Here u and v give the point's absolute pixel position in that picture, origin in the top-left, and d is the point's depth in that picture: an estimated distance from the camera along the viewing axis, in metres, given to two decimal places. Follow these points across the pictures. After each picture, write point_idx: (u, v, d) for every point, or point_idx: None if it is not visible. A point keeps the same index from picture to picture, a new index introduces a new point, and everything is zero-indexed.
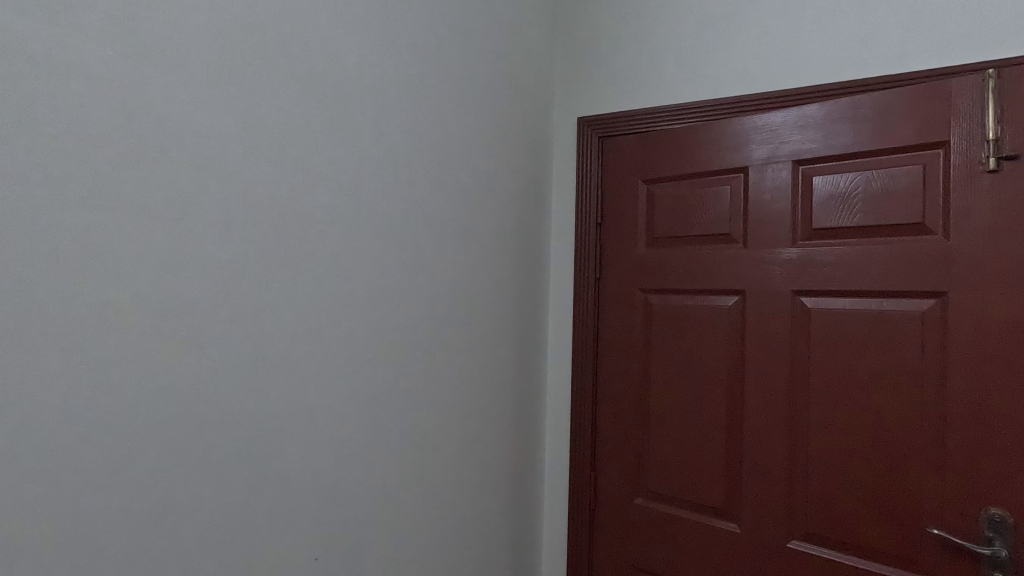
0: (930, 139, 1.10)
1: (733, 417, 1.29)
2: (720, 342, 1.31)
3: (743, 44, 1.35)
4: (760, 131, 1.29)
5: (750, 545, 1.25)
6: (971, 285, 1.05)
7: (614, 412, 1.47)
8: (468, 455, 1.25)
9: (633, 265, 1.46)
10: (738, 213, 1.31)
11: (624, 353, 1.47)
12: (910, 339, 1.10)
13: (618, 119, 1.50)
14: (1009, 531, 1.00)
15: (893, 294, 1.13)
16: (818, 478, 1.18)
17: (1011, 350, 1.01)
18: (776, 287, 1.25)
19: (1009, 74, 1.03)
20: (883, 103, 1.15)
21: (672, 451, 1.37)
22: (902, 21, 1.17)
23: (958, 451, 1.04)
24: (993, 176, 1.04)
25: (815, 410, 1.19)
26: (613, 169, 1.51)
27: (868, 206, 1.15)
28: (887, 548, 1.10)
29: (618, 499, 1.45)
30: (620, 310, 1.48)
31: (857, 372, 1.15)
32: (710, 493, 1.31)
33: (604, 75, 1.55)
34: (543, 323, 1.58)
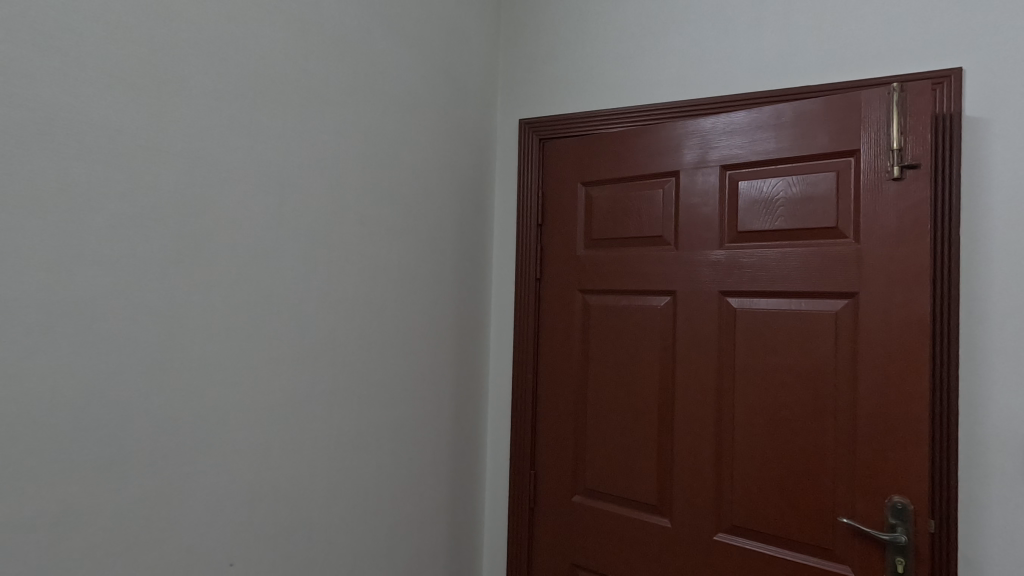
0: (843, 148, 1.14)
1: (664, 415, 1.33)
2: (652, 342, 1.35)
3: (677, 50, 1.39)
4: (691, 136, 1.32)
5: (680, 539, 1.29)
6: (879, 285, 1.10)
7: (554, 411, 1.50)
8: (405, 458, 1.26)
9: (572, 266, 1.48)
10: (670, 215, 1.35)
11: (564, 352, 1.49)
12: (825, 337, 1.15)
13: (558, 122, 1.53)
14: (909, 518, 1.05)
15: (810, 294, 1.17)
16: (742, 472, 1.22)
17: (915, 348, 1.06)
18: (704, 287, 1.29)
19: (911, 88, 1.08)
20: (801, 112, 1.19)
21: (609, 450, 1.40)
22: (818, 35, 1.24)
23: (866, 443, 1.10)
24: (897, 184, 1.09)
25: (739, 407, 1.23)
26: (553, 171, 1.53)
27: (788, 210, 1.20)
28: (804, 538, 1.15)
29: (558, 495, 1.48)
30: (559, 310, 1.50)
31: (776, 370, 1.20)
32: (643, 488, 1.34)
33: (546, 77, 1.56)
34: (485, 325, 1.60)
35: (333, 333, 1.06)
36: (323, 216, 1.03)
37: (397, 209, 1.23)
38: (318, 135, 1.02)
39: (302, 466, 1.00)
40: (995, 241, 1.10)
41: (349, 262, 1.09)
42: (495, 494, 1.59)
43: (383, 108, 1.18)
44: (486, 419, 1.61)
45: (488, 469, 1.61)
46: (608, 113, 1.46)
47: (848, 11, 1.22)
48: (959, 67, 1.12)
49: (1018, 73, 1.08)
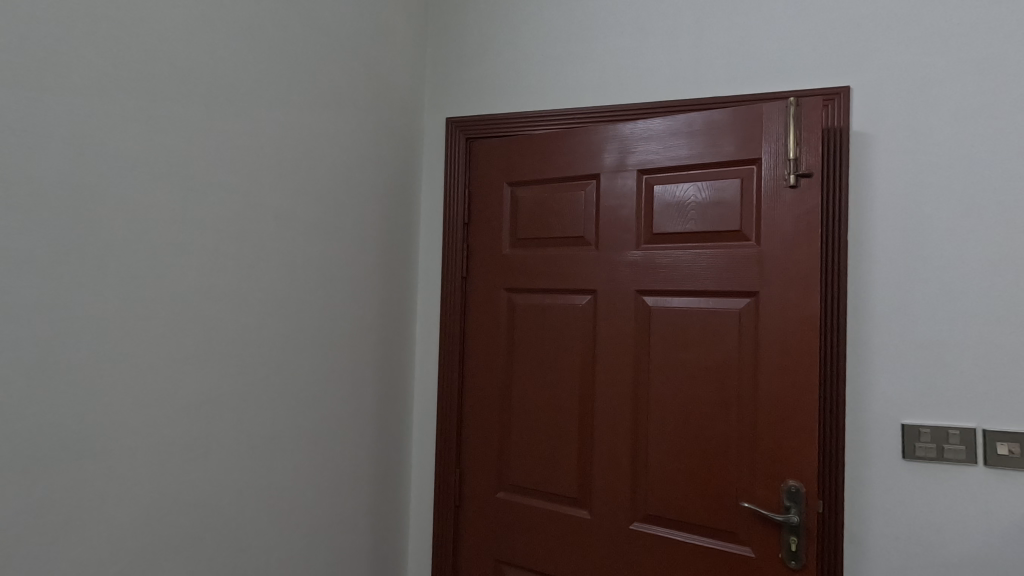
0: (747, 156, 1.22)
1: (586, 410, 1.37)
2: (575, 340, 1.39)
3: (600, 56, 1.43)
4: (611, 140, 1.36)
5: (599, 529, 1.33)
6: (778, 285, 1.18)
7: (480, 409, 1.51)
8: (324, 460, 1.23)
9: (498, 265, 1.50)
10: (592, 217, 1.39)
11: (489, 351, 1.50)
12: (730, 334, 1.22)
13: (485, 122, 1.54)
14: (802, 500, 1.13)
15: (719, 293, 1.24)
16: (657, 463, 1.28)
17: (808, 343, 1.15)
18: (623, 286, 1.34)
19: (806, 103, 1.17)
20: (711, 121, 1.25)
21: (533, 445, 1.43)
22: (728, 49, 1.32)
23: (765, 432, 1.18)
24: (793, 192, 1.17)
25: (654, 401, 1.29)
26: (480, 170, 1.54)
27: (699, 213, 1.27)
28: (711, 523, 1.22)
29: (482, 493, 1.49)
30: (485, 309, 1.51)
31: (688, 365, 1.26)
32: (565, 482, 1.38)
33: (474, 76, 1.57)
34: (410, 323, 1.58)
35: (244, 333, 1.02)
36: (234, 210, 0.99)
37: (316, 204, 1.19)
38: (228, 125, 0.97)
39: (209, 471, 0.95)
40: (877, 246, 1.21)
41: (262, 258, 1.05)
42: (420, 494, 1.59)
43: (301, 101, 1.14)
44: (412, 418, 1.60)
45: (413, 469, 1.60)
46: (533, 115, 1.49)
47: (754, 28, 1.30)
48: (847, 86, 1.23)
49: (897, 94, 1.20)
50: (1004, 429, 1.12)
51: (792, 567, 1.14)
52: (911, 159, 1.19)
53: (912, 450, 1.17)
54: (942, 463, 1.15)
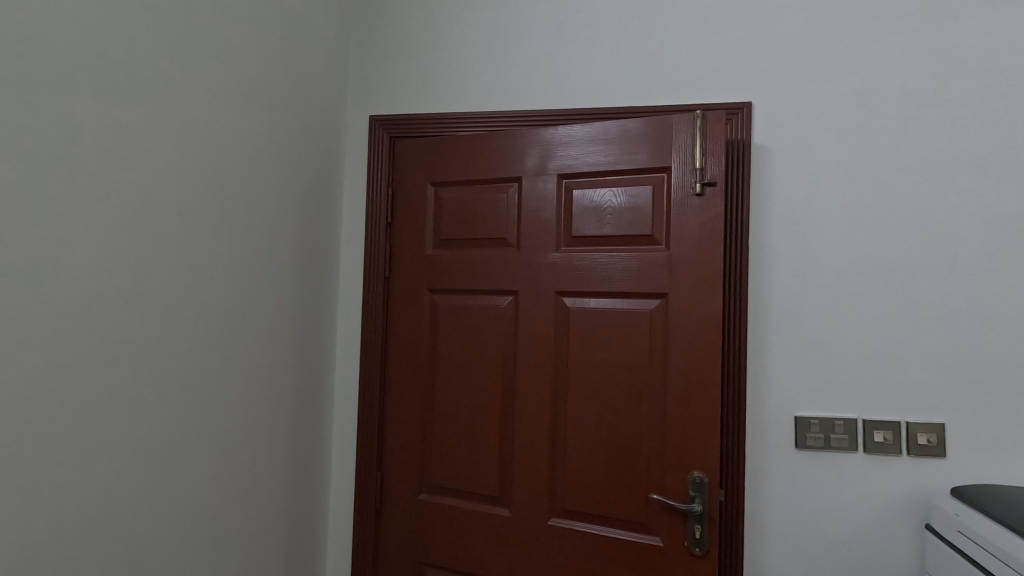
0: (659, 165, 1.28)
1: (506, 409, 1.39)
2: (496, 340, 1.41)
3: (523, 61, 1.46)
4: (533, 144, 1.39)
5: (518, 527, 1.36)
6: (685, 287, 1.25)
7: (402, 411, 1.49)
8: (233, 467, 1.18)
9: (421, 265, 1.49)
10: (513, 219, 1.41)
11: (412, 352, 1.49)
12: (643, 334, 1.28)
13: (409, 121, 1.53)
14: (705, 490, 1.20)
15: (632, 295, 1.30)
16: (574, 460, 1.32)
17: (711, 342, 1.22)
18: (543, 287, 1.37)
19: (711, 116, 1.25)
20: (626, 130, 1.31)
21: (454, 446, 1.43)
22: (643, 62, 1.38)
23: (673, 427, 1.24)
24: (699, 200, 1.24)
25: (572, 399, 1.33)
26: (403, 169, 1.52)
27: (615, 218, 1.32)
28: (624, 516, 1.27)
29: (404, 496, 1.48)
30: (408, 310, 1.50)
31: (604, 364, 1.31)
32: (486, 481, 1.39)
33: (398, 75, 1.55)
34: (330, 325, 1.55)
35: (142, 334, 0.96)
36: (131, 205, 0.93)
37: (225, 200, 1.14)
38: (122, 113, 0.91)
39: (98, 483, 0.89)
40: (774, 251, 1.30)
41: (162, 256, 1.00)
42: (339, 499, 1.55)
43: (209, 91, 1.09)
44: (332, 421, 1.56)
45: (332, 474, 1.56)
46: (458, 116, 1.49)
47: (667, 43, 1.37)
48: (749, 102, 1.31)
49: (792, 111, 1.30)
50: (880, 418, 1.24)
51: (697, 554, 1.21)
52: (804, 172, 1.29)
53: (804, 440, 1.26)
54: (828, 452, 1.26)
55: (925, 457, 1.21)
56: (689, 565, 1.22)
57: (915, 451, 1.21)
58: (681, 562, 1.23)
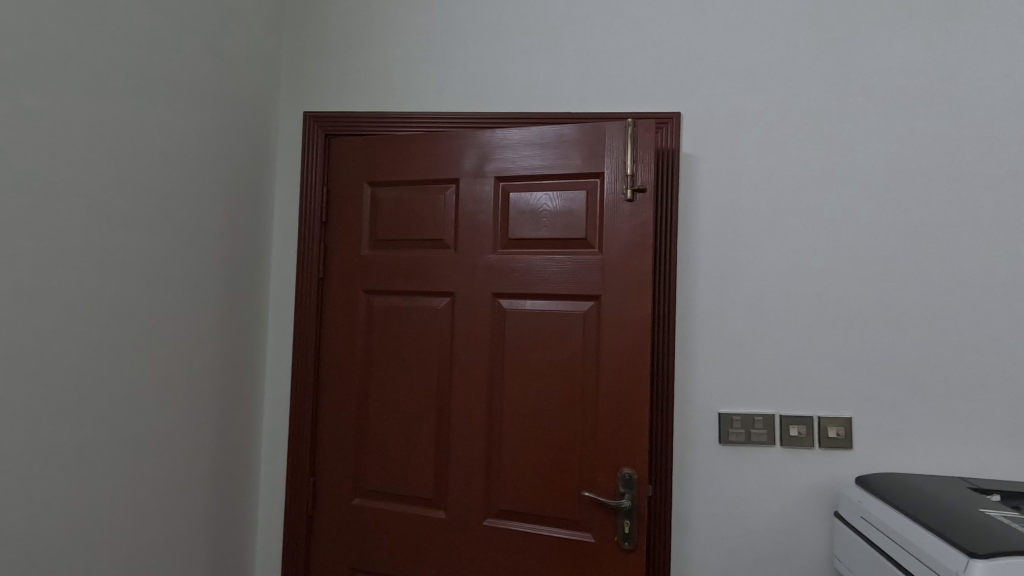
0: (592, 170, 1.31)
1: (442, 412, 1.39)
2: (432, 342, 1.40)
3: (462, 63, 1.46)
4: (471, 146, 1.39)
5: (453, 528, 1.35)
6: (616, 290, 1.29)
7: (336, 415, 1.46)
8: (149, 478, 1.12)
9: (356, 266, 1.46)
10: (451, 220, 1.41)
11: (347, 354, 1.46)
12: (576, 334, 1.31)
13: (345, 119, 1.50)
14: (634, 486, 1.25)
15: (566, 297, 1.33)
16: (509, 460, 1.33)
17: (640, 343, 1.27)
18: (480, 289, 1.37)
19: (641, 125, 1.29)
20: (561, 135, 1.33)
21: (389, 449, 1.41)
22: (579, 69, 1.41)
23: (605, 425, 1.27)
24: (630, 205, 1.29)
25: (508, 399, 1.34)
26: (338, 168, 1.49)
27: (551, 221, 1.34)
28: (557, 514, 1.29)
29: (336, 501, 1.45)
30: (342, 312, 1.47)
31: (538, 365, 1.33)
32: (421, 484, 1.38)
33: (334, 72, 1.52)
34: (260, 327, 1.49)
35: (44, 337, 0.90)
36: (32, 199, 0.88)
37: (142, 196, 1.08)
38: (23, 100, 0.86)
39: None
40: (700, 256, 1.36)
41: (68, 254, 0.94)
42: (269, 507, 1.50)
43: (124, 81, 1.03)
44: (262, 427, 1.51)
45: (261, 481, 1.51)
46: (396, 116, 1.48)
47: (602, 52, 1.41)
48: (678, 112, 1.37)
49: (718, 122, 1.36)
50: (795, 413, 1.32)
51: (626, 548, 1.25)
52: (728, 180, 1.36)
53: (726, 436, 1.33)
54: (748, 446, 1.33)
55: (834, 449, 1.30)
56: (618, 559, 1.26)
57: (825, 443, 1.29)
58: (612, 557, 1.26)
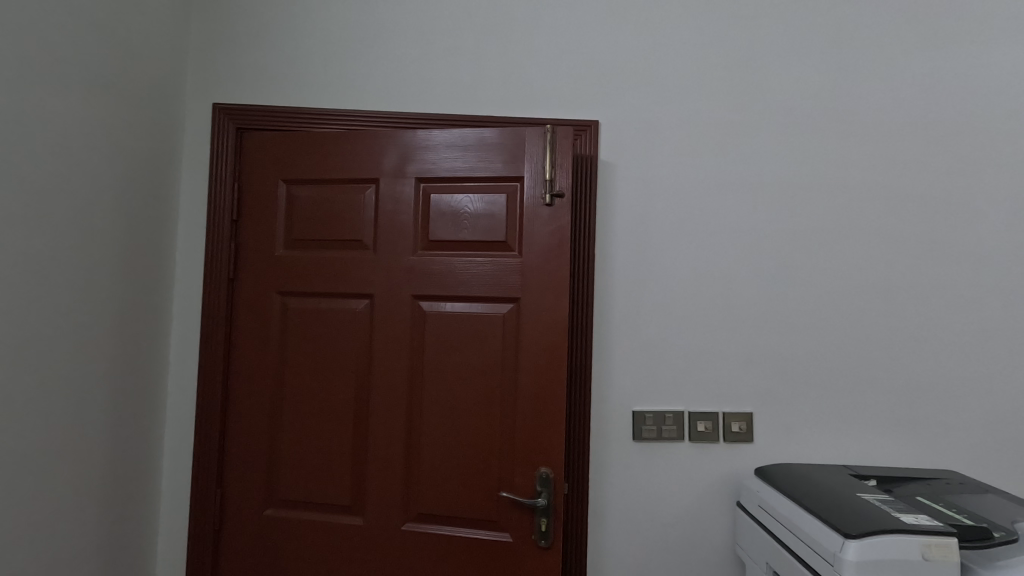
0: (512, 174, 1.33)
1: (361, 416, 1.36)
2: (350, 344, 1.37)
3: (383, 62, 1.44)
4: (392, 146, 1.37)
5: (371, 535, 1.33)
6: (535, 293, 1.31)
7: (246, 423, 1.39)
8: (26, 496, 1.02)
9: (269, 266, 1.40)
10: (371, 221, 1.38)
11: (259, 358, 1.40)
12: (496, 336, 1.32)
13: (258, 113, 1.44)
14: (551, 484, 1.27)
15: (486, 299, 1.33)
16: (429, 463, 1.32)
17: (558, 345, 1.30)
18: (400, 291, 1.36)
19: (559, 131, 1.32)
20: (482, 138, 1.34)
21: (303, 456, 1.36)
22: (501, 74, 1.43)
23: (523, 426, 1.29)
24: (549, 209, 1.31)
25: (427, 402, 1.33)
26: (250, 163, 1.42)
27: (473, 224, 1.34)
28: (477, 515, 1.30)
29: (246, 513, 1.38)
30: (254, 314, 1.40)
31: (458, 367, 1.33)
32: (338, 490, 1.34)
33: (246, 63, 1.45)
34: (162, 330, 1.40)
35: None
36: None
37: (18, 189, 0.99)
38: None
39: None
40: (616, 260, 1.41)
41: None
42: (171, 522, 1.41)
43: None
44: (163, 438, 1.42)
45: (163, 495, 1.41)
46: (313, 112, 1.43)
47: (523, 58, 1.43)
48: (596, 120, 1.41)
49: (633, 131, 1.42)
50: (702, 410, 1.39)
51: (542, 545, 1.27)
52: (642, 188, 1.41)
53: (640, 433, 1.38)
54: (660, 442, 1.39)
55: (736, 442, 1.38)
56: (536, 557, 1.28)
57: (728, 437, 1.38)
58: (529, 555, 1.28)
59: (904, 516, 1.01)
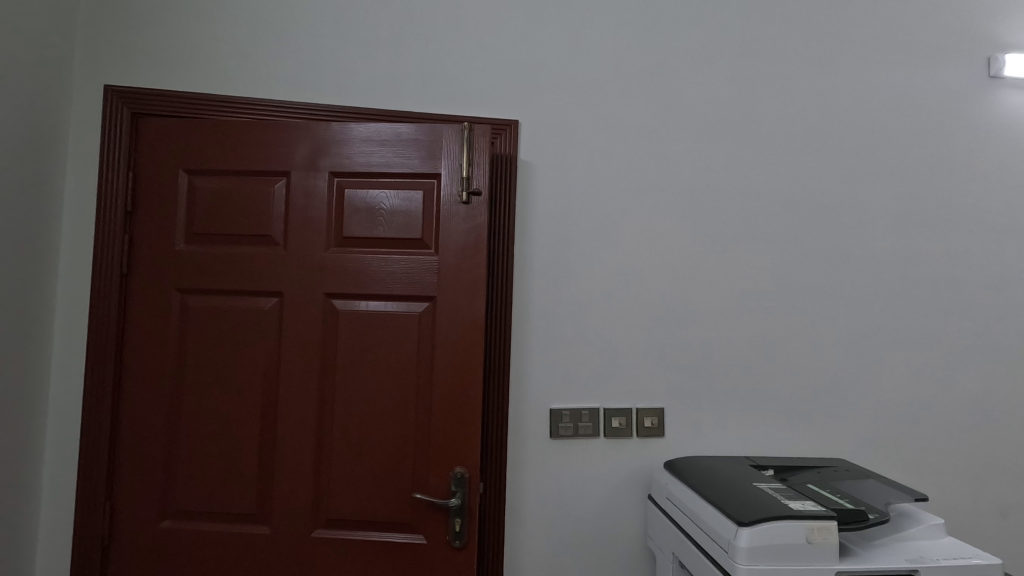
0: (429, 171, 1.31)
1: (268, 419, 1.29)
2: (258, 344, 1.30)
3: (296, 50, 1.38)
4: (305, 137, 1.32)
5: (278, 544, 1.27)
6: (451, 291, 1.30)
7: (139, 430, 1.29)
8: None
9: (167, 262, 1.31)
10: (280, 215, 1.32)
11: (154, 360, 1.30)
12: (410, 335, 1.30)
13: (156, 98, 1.34)
14: (465, 484, 1.27)
15: (402, 298, 1.31)
16: (341, 467, 1.28)
17: (473, 344, 1.29)
18: (311, 289, 1.31)
19: (477, 129, 1.31)
20: (399, 133, 1.31)
21: (205, 463, 1.28)
22: (420, 69, 1.40)
23: (437, 426, 1.28)
24: (466, 207, 1.31)
25: (339, 403, 1.29)
26: (145, 149, 1.32)
27: (389, 220, 1.31)
28: (389, 518, 1.27)
29: (139, 527, 1.28)
30: (149, 312, 1.31)
31: (372, 367, 1.29)
32: (243, 498, 1.28)
33: (143, 44, 1.35)
34: (41, 330, 1.28)
35: None
36: None
37: None
38: None
39: None
40: (534, 259, 1.42)
41: None
42: (52, 541, 1.28)
43: None
44: (43, 448, 1.29)
45: (42, 511, 1.29)
46: (219, 99, 1.36)
47: (442, 55, 1.41)
48: (516, 120, 1.42)
49: (551, 132, 1.43)
50: (616, 406, 1.42)
51: (456, 546, 1.26)
52: (560, 189, 1.43)
53: (557, 430, 1.40)
54: (576, 439, 1.41)
55: (648, 437, 1.43)
56: (449, 558, 1.27)
57: (641, 432, 1.42)
58: (443, 557, 1.27)
59: (792, 503, 1.07)
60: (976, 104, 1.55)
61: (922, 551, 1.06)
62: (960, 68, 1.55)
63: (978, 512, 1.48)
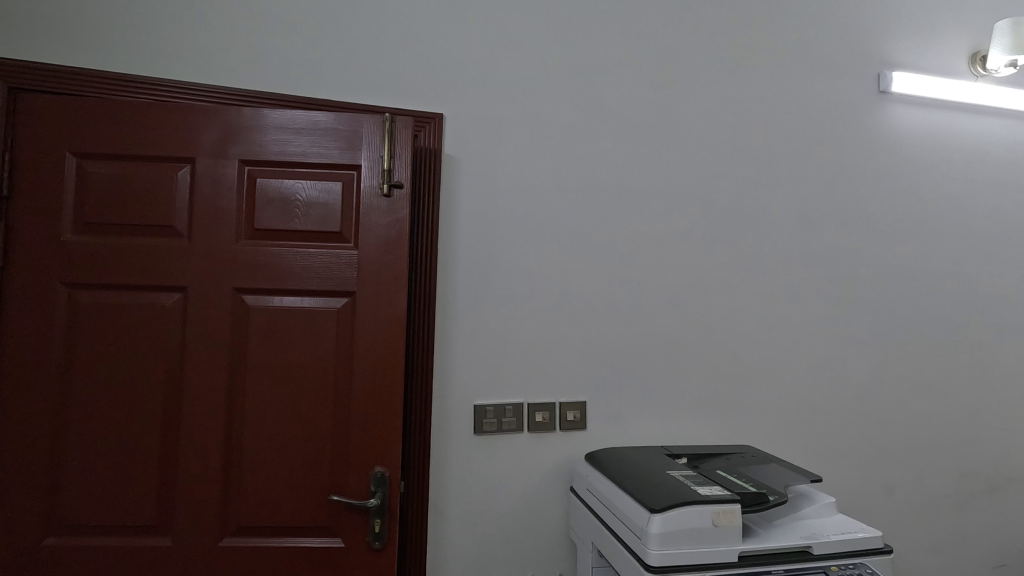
0: (348, 161, 1.27)
1: (169, 422, 1.21)
2: (158, 343, 1.21)
3: (204, 29, 1.30)
4: (213, 121, 1.24)
5: (181, 556, 1.19)
6: (371, 287, 1.26)
7: (15, 438, 1.16)
8: None
9: (51, 254, 1.18)
10: (185, 205, 1.23)
11: (36, 362, 1.17)
12: (327, 332, 1.25)
13: (39, 71, 1.21)
14: (385, 484, 1.24)
15: (320, 293, 1.26)
16: (251, 471, 1.21)
17: (394, 341, 1.26)
18: (219, 284, 1.23)
19: (399, 121, 1.29)
20: (316, 121, 1.26)
21: (96, 472, 1.18)
22: (340, 57, 1.36)
23: (356, 425, 1.24)
24: (387, 200, 1.27)
25: (249, 403, 1.22)
26: (24, 128, 1.18)
27: (306, 212, 1.26)
28: (305, 522, 1.22)
29: (17, 547, 1.15)
30: (30, 310, 1.18)
31: (286, 366, 1.24)
32: (141, 509, 1.18)
33: (24, 12, 1.22)
34: None
35: None
36: None
37: None
38: None
39: None
40: (459, 255, 1.41)
41: None
42: None
43: None
44: None
45: None
46: (114, 76, 1.25)
47: (364, 42, 1.37)
48: (440, 113, 1.40)
49: (476, 127, 1.43)
50: (540, 401, 1.44)
51: (375, 547, 1.23)
52: (485, 184, 1.43)
53: (481, 426, 1.40)
54: (499, 435, 1.42)
55: (570, 430, 1.46)
56: (369, 560, 1.24)
57: (563, 425, 1.44)
58: (362, 559, 1.23)
59: (700, 488, 1.13)
60: (868, 116, 1.69)
61: (814, 528, 1.14)
62: (855, 83, 1.69)
63: (867, 490, 1.62)
